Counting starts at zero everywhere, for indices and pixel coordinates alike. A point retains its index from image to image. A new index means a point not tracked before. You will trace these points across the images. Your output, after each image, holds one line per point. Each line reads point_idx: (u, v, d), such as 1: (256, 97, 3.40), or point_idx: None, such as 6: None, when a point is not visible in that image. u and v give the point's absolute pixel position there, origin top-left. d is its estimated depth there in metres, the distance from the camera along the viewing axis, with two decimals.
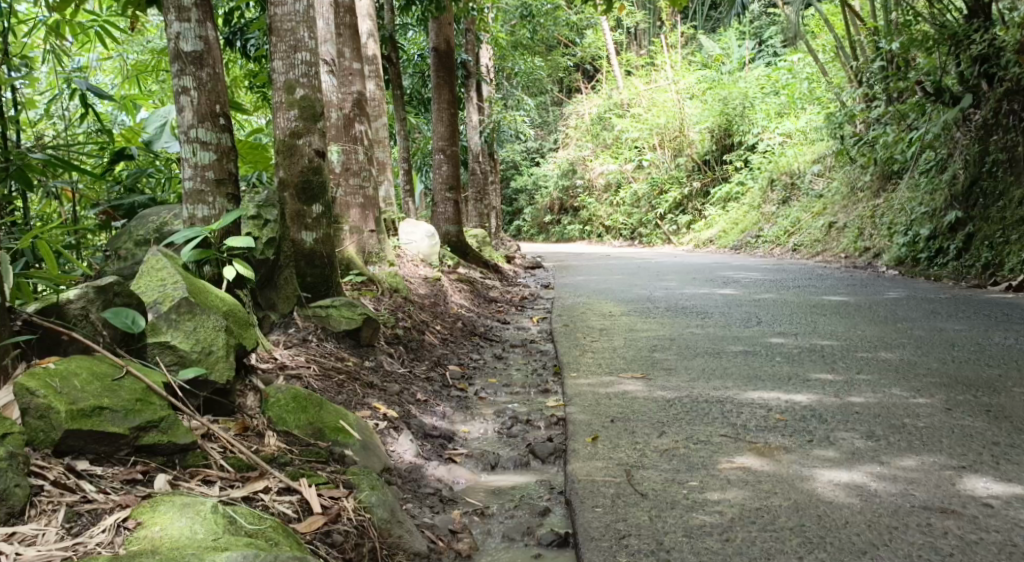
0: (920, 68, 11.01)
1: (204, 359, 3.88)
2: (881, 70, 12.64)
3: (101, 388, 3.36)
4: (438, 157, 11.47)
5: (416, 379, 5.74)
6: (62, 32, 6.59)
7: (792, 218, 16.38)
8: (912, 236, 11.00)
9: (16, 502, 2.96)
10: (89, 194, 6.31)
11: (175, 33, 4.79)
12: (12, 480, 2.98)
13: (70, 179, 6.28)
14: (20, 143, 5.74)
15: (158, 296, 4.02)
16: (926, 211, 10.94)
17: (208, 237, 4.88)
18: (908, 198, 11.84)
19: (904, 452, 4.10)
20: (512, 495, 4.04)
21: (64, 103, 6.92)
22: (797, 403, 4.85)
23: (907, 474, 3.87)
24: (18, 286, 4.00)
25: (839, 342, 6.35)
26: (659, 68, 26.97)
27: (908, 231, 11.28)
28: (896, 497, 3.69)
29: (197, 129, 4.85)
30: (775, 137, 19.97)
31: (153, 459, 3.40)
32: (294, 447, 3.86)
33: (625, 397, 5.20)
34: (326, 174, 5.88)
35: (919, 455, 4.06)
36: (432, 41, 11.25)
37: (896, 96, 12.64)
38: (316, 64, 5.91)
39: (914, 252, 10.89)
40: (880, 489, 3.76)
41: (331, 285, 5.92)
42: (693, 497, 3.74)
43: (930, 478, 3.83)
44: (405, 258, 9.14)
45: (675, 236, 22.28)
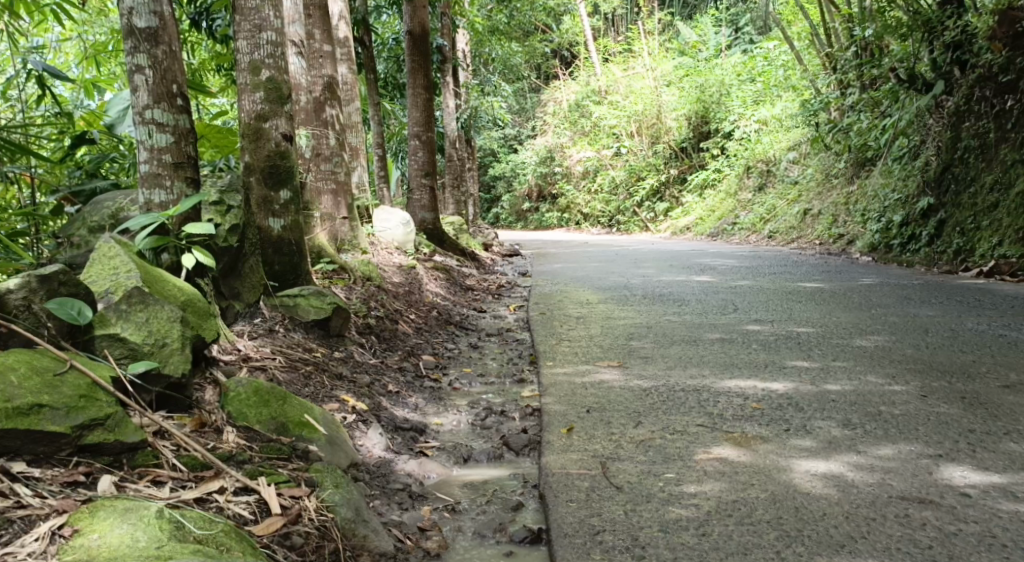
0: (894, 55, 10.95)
1: (158, 352, 3.74)
2: (856, 57, 12.59)
3: (41, 384, 3.21)
4: (414, 144, 11.26)
5: (387, 369, 5.60)
6: (18, 11, 6.39)
7: (768, 205, 16.34)
8: (886, 222, 10.94)
9: None
10: (48, 180, 6.12)
11: (128, 8, 4.61)
12: None
13: (28, 164, 6.09)
14: None
15: (109, 285, 3.92)
16: (900, 198, 10.89)
17: (166, 224, 4.72)
18: (882, 184, 11.78)
19: (881, 441, 4.00)
20: (484, 489, 3.92)
21: (21, 85, 6.69)
22: (774, 392, 4.75)
23: (885, 463, 3.77)
24: None
25: (815, 329, 6.26)
26: (636, 55, 26.85)
27: (882, 217, 11.22)
28: (873, 487, 3.59)
29: (153, 110, 4.67)
30: (751, 124, 19.81)
31: (99, 459, 3.24)
32: (255, 444, 3.71)
33: (600, 386, 5.08)
34: (294, 159, 5.71)
35: (898, 444, 3.97)
36: (407, 24, 11.05)
37: (871, 82, 12.57)
38: (282, 44, 5.74)
39: (887, 238, 10.83)
40: (858, 479, 3.66)
41: (300, 273, 5.76)
42: (669, 490, 3.63)
43: (908, 468, 3.73)
44: (379, 245, 9.00)
45: (652, 224, 22.18)
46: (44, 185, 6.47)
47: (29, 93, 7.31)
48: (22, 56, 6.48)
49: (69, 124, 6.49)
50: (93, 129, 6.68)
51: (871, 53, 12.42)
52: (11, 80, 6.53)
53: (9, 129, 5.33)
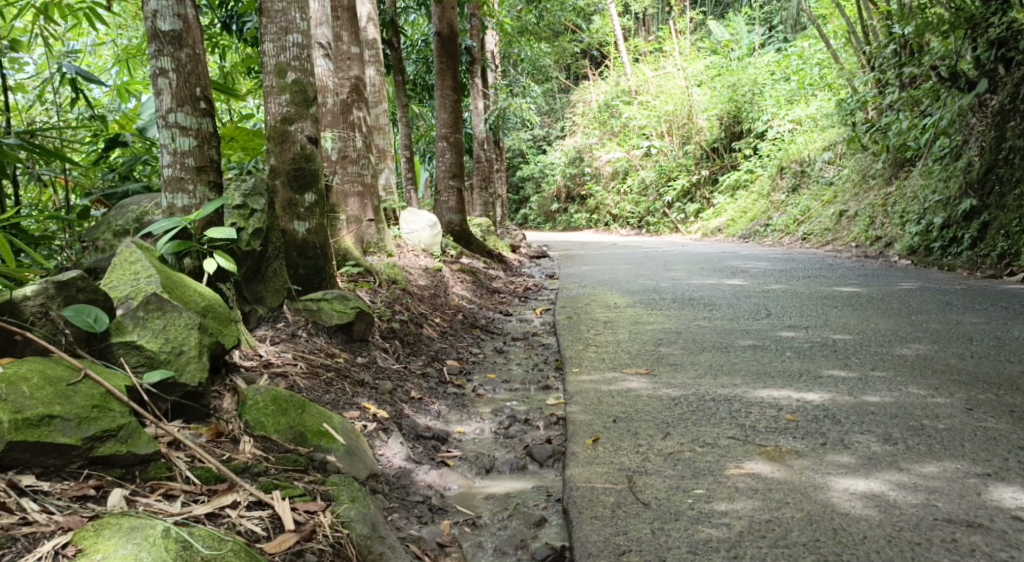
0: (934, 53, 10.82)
1: (174, 360, 3.67)
2: (895, 56, 12.32)
3: (53, 394, 3.16)
4: (441, 145, 11.14)
5: (410, 375, 5.51)
6: (51, 15, 6.35)
7: (802, 206, 16.12)
8: (925, 225, 10.72)
9: None
10: (82, 182, 6.07)
11: (152, 11, 4.55)
12: None
13: (62, 167, 6.04)
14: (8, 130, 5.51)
15: (129, 291, 3.86)
16: (941, 199, 10.60)
17: (189, 228, 4.67)
18: (920, 185, 11.51)
19: (925, 458, 3.85)
20: (506, 501, 3.82)
21: (54, 86, 6.63)
22: (809, 403, 4.61)
23: (930, 482, 3.62)
24: None
25: (852, 336, 6.09)
26: (667, 54, 26.63)
27: (921, 220, 10.98)
28: (918, 508, 3.44)
29: (176, 114, 4.61)
30: (785, 124, 19.53)
31: (110, 472, 3.18)
32: (272, 454, 3.64)
33: (628, 395, 4.95)
34: (319, 161, 5.64)
35: (941, 461, 3.81)
36: (436, 25, 10.97)
37: (909, 80, 12.29)
38: (308, 46, 5.66)
39: (927, 242, 10.60)
40: (901, 499, 3.51)
41: (324, 277, 5.68)
42: (699, 508, 3.50)
43: (954, 488, 3.58)
44: (405, 247, 8.92)
45: (683, 225, 21.99)
46: (78, 189, 6.36)
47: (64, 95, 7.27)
48: (55, 60, 6.43)
49: (102, 127, 6.38)
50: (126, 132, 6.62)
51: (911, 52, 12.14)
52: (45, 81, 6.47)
53: (41, 132, 5.27)
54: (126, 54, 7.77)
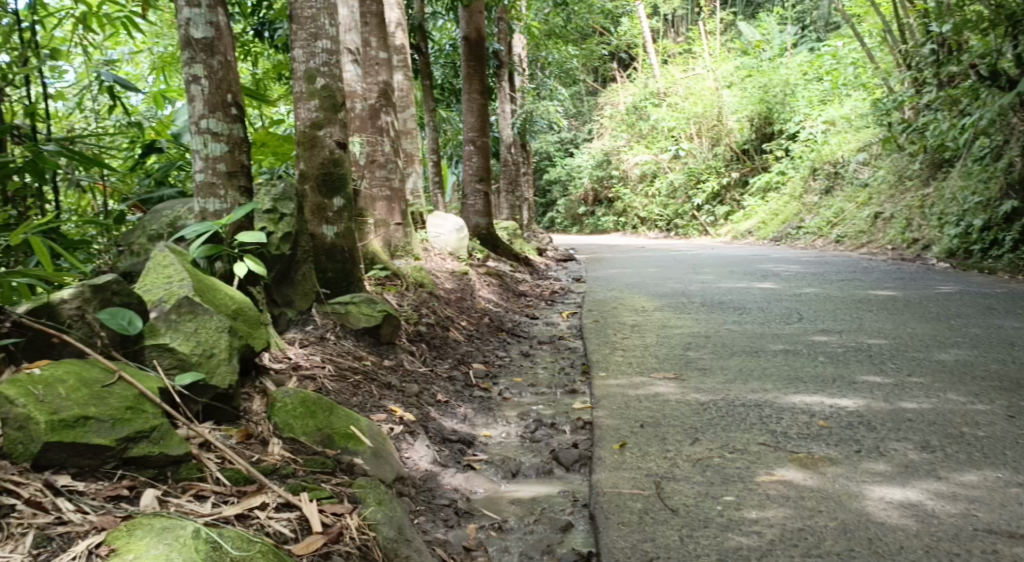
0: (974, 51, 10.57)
1: (205, 362, 3.72)
2: (932, 54, 12.28)
3: (88, 396, 3.21)
4: (468, 149, 11.19)
5: (437, 378, 5.54)
6: (90, 23, 6.45)
7: (835, 209, 16.03)
8: (965, 226, 10.70)
9: None
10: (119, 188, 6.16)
11: (185, 19, 4.61)
12: None
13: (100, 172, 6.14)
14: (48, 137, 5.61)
15: (162, 294, 3.91)
16: (981, 201, 10.70)
17: (220, 232, 4.73)
18: (960, 186, 11.45)
19: (964, 466, 3.83)
20: (533, 506, 3.84)
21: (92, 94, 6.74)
22: (843, 409, 4.59)
23: (968, 492, 3.60)
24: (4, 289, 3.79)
25: (887, 340, 6.05)
26: (697, 56, 26.53)
27: (961, 221, 10.97)
28: (956, 518, 3.43)
29: (208, 120, 4.67)
30: (818, 125, 19.37)
31: (143, 473, 3.23)
32: (300, 456, 3.68)
33: (657, 400, 4.95)
34: (347, 166, 5.70)
35: (980, 469, 3.79)
36: (463, 29, 11.01)
37: (949, 79, 12.34)
38: (337, 52, 5.72)
39: (967, 244, 10.63)
40: (939, 508, 3.49)
41: (352, 280, 5.72)
42: (729, 515, 3.51)
43: (994, 497, 3.55)
44: (432, 251, 8.97)
45: (713, 228, 21.93)
46: (115, 194, 6.45)
47: (101, 102, 7.39)
48: (93, 67, 6.53)
49: (139, 133, 6.48)
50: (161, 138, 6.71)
51: (948, 50, 12.09)
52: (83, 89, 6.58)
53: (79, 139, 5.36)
54: (162, 60, 7.88)
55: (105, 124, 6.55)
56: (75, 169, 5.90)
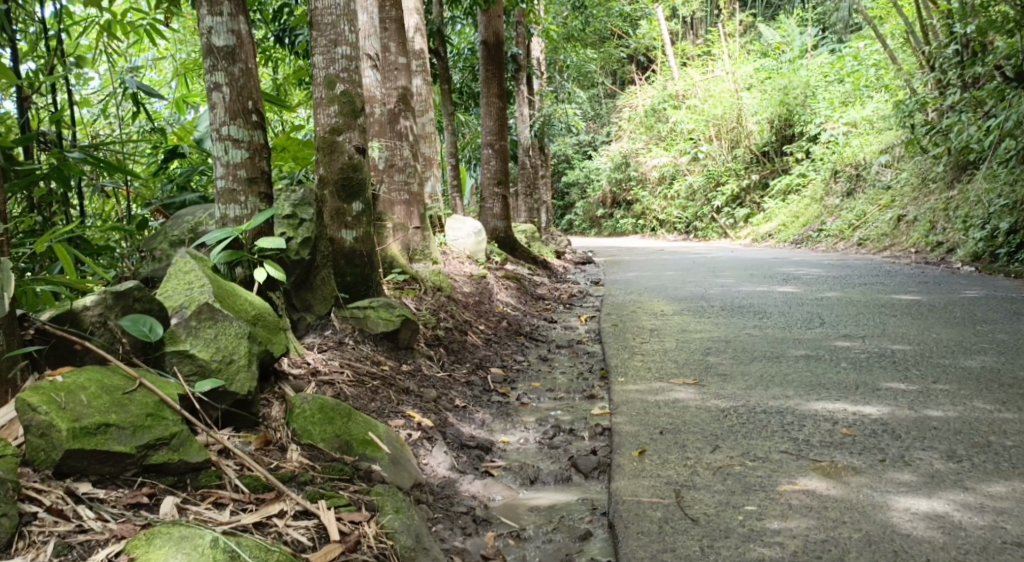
0: (1000, 52, 10.43)
1: (225, 368, 3.73)
2: (956, 55, 12.26)
3: (110, 403, 3.23)
4: (486, 152, 11.19)
5: (455, 383, 5.54)
6: (114, 31, 6.49)
7: (857, 211, 15.93)
8: (990, 230, 10.63)
9: None
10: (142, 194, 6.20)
11: (207, 27, 4.64)
12: None
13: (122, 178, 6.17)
14: (72, 143, 5.64)
15: (183, 300, 3.93)
16: (1006, 204, 10.58)
17: (240, 237, 4.73)
18: (985, 189, 11.35)
19: (992, 476, 3.81)
20: (551, 514, 3.85)
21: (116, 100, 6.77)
22: (867, 416, 4.58)
23: (997, 503, 3.58)
24: (25, 295, 3.81)
25: (911, 346, 6.00)
26: (716, 57, 26.41)
27: (986, 224, 10.90)
28: (985, 531, 3.41)
29: (229, 127, 4.68)
30: (839, 127, 19.23)
31: (163, 480, 3.24)
32: (318, 463, 3.70)
33: (676, 406, 4.93)
34: (366, 171, 5.68)
35: (1008, 480, 3.76)
36: (482, 33, 11.01)
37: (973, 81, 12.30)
38: (357, 58, 5.73)
39: (992, 247, 10.55)
40: (967, 520, 3.48)
41: (371, 285, 5.74)
42: (750, 525, 3.49)
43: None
44: (450, 254, 8.97)
45: (733, 231, 21.86)
46: (138, 199, 6.50)
47: (125, 108, 7.44)
48: (117, 73, 6.57)
49: (161, 139, 6.52)
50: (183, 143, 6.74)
51: (973, 51, 12.04)
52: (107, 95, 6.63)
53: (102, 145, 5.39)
54: (184, 67, 7.93)
55: (128, 130, 6.60)
56: (98, 176, 5.94)
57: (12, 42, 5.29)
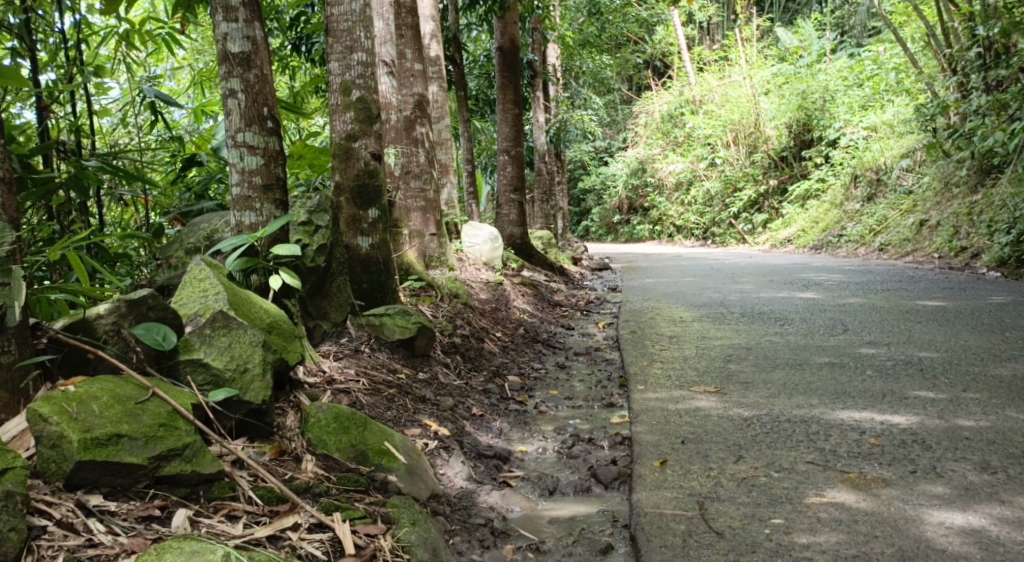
0: None
1: (239, 378, 3.67)
2: (978, 59, 12.17)
3: (122, 413, 3.19)
4: (503, 158, 11.15)
5: (472, 391, 5.48)
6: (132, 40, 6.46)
7: (877, 216, 15.81)
8: (1016, 234, 10.48)
9: (11, 548, 2.77)
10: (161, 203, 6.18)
11: (222, 33, 4.60)
12: (8, 523, 2.79)
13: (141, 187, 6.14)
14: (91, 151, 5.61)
15: (198, 308, 3.88)
16: None
17: (255, 245, 4.68)
18: (1010, 193, 11.21)
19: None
20: (572, 526, 3.80)
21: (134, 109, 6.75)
22: (895, 426, 4.51)
23: None
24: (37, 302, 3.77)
25: (938, 354, 5.90)
26: (733, 63, 26.27)
27: (1012, 230, 10.75)
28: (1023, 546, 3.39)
29: (244, 133, 4.64)
30: (859, 131, 19.07)
31: (175, 492, 3.20)
32: (333, 474, 3.65)
33: (698, 415, 4.84)
34: (382, 178, 5.68)
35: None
36: (498, 39, 10.96)
37: (996, 83, 12.19)
38: (373, 64, 5.69)
39: (1019, 252, 10.41)
40: (1004, 535, 3.46)
41: (387, 292, 5.68)
42: (778, 540, 3.49)
43: None
44: (467, 261, 8.93)
45: (751, 237, 21.77)
46: (156, 207, 6.46)
47: (144, 117, 7.40)
48: (134, 82, 6.54)
49: (179, 147, 6.47)
50: (201, 151, 6.70)
51: (996, 54, 11.92)
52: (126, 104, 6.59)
53: (120, 154, 5.35)
54: (201, 75, 7.91)
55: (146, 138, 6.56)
56: (118, 184, 5.91)
57: (32, 51, 5.25)
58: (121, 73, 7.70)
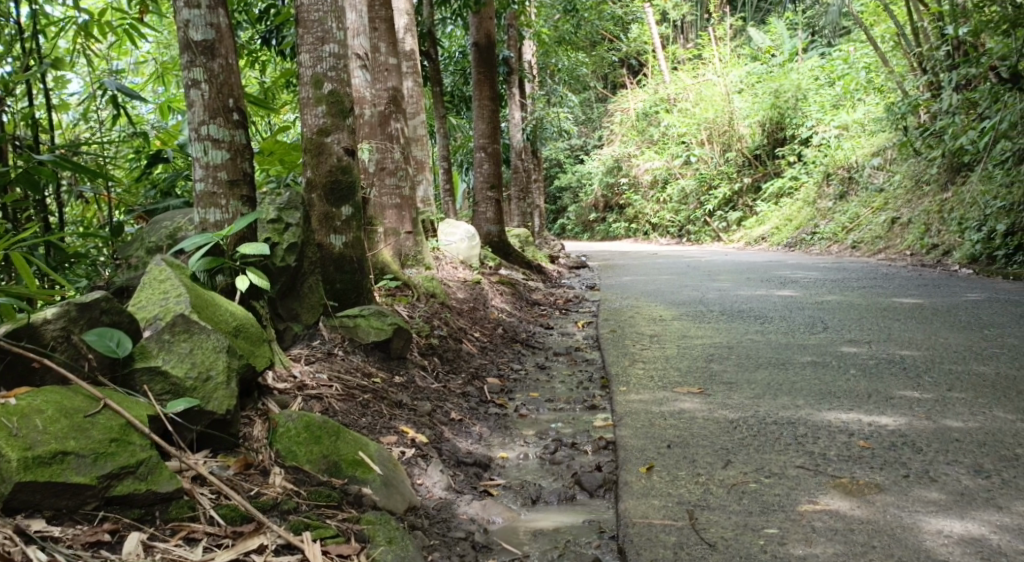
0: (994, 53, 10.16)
1: (201, 387, 3.45)
2: (948, 57, 12.09)
3: (68, 428, 2.98)
4: (479, 156, 10.89)
5: (450, 395, 5.26)
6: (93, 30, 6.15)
7: (850, 214, 15.73)
8: (987, 232, 10.39)
9: None
10: (124, 201, 5.91)
11: (184, 20, 4.36)
12: None
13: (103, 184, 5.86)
14: (49, 145, 5.32)
15: (158, 311, 3.66)
16: (1003, 206, 10.35)
17: (220, 244, 4.44)
18: (981, 190, 11.11)
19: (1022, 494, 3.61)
20: (556, 538, 3.60)
21: (96, 103, 6.44)
22: (884, 428, 4.34)
23: None
24: None
25: (921, 352, 5.75)
26: (707, 61, 26.21)
27: (983, 227, 10.66)
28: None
29: (208, 126, 4.41)
30: (831, 129, 18.99)
31: (127, 513, 2.99)
32: (303, 488, 3.44)
33: (682, 417, 4.66)
34: (355, 174, 5.45)
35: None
36: (473, 35, 10.74)
37: (966, 82, 12.12)
38: (345, 56, 5.46)
39: (990, 249, 10.31)
40: (1005, 544, 3.30)
41: (361, 292, 5.46)
42: (773, 551, 3.31)
43: None
44: (444, 259, 8.71)
45: (726, 234, 21.65)
46: (120, 205, 6.19)
47: (107, 111, 7.09)
48: (95, 74, 6.24)
49: (144, 143, 6.19)
50: (166, 148, 6.41)
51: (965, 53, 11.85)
52: (88, 98, 6.29)
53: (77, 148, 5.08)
54: (164, 68, 7.59)
55: (108, 134, 6.26)
56: (78, 181, 5.63)
57: None
58: (83, 65, 7.38)
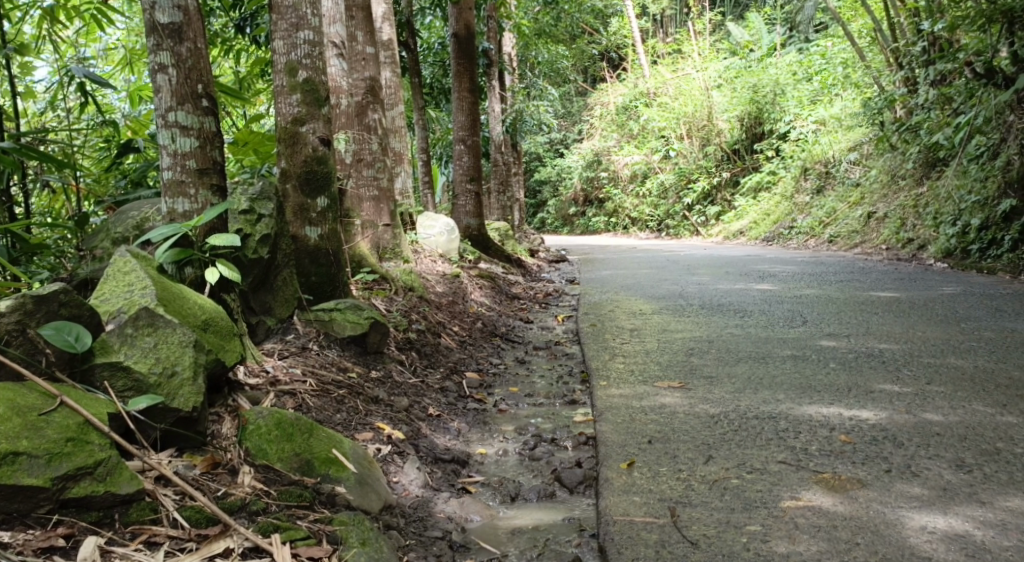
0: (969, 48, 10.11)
1: (166, 383, 3.32)
2: (924, 53, 11.97)
3: (20, 428, 2.87)
4: (458, 148, 10.75)
5: (427, 390, 5.14)
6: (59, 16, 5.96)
7: (827, 208, 15.70)
8: (962, 226, 10.36)
9: None
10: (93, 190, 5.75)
11: (150, 2, 4.21)
12: None
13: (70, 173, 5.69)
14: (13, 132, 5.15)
15: (122, 304, 3.52)
16: (977, 200, 10.32)
17: (189, 235, 4.30)
18: (955, 185, 11.04)
19: (1007, 489, 3.54)
20: (535, 536, 3.50)
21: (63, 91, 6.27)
22: (864, 422, 4.26)
23: (1017, 520, 3.32)
24: None
25: (900, 345, 5.68)
26: (686, 56, 26.17)
27: (958, 221, 10.64)
28: (1009, 553, 3.15)
29: (176, 113, 4.26)
30: (809, 124, 18.94)
31: (84, 517, 2.89)
32: (274, 488, 3.32)
33: (663, 412, 4.57)
34: (331, 164, 5.32)
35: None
36: (452, 25, 10.58)
37: (942, 77, 12.00)
38: (320, 44, 5.32)
39: (964, 243, 10.28)
40: (990, 541, 3.22)
41: (337, 285, 5.33)
42: (757, 549, 3.22)
43: None
44: (422, 252, 8.59)
45: (704, 228, 21.56)
46: (90, 194, 6.03)
47: (75, 99, 6.90)
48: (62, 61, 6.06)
49: (114, 132, 6.02)
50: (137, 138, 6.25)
51: (940, 49, 11.77)
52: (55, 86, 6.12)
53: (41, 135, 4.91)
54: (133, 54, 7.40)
55: (77, 122, 6.09)
56: (45, 171, 5.46)
57: None
58: (50, 52, 7.19)
